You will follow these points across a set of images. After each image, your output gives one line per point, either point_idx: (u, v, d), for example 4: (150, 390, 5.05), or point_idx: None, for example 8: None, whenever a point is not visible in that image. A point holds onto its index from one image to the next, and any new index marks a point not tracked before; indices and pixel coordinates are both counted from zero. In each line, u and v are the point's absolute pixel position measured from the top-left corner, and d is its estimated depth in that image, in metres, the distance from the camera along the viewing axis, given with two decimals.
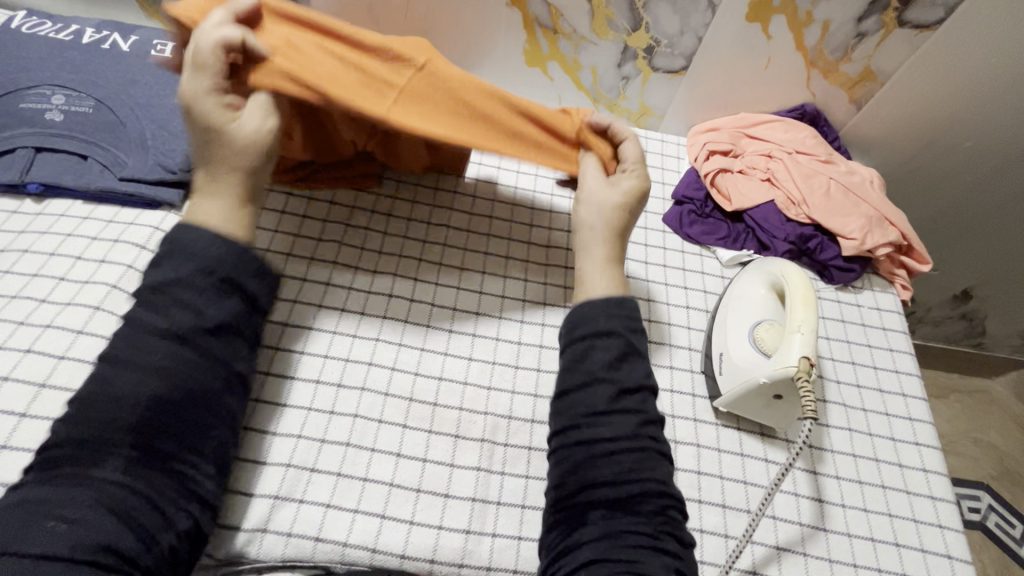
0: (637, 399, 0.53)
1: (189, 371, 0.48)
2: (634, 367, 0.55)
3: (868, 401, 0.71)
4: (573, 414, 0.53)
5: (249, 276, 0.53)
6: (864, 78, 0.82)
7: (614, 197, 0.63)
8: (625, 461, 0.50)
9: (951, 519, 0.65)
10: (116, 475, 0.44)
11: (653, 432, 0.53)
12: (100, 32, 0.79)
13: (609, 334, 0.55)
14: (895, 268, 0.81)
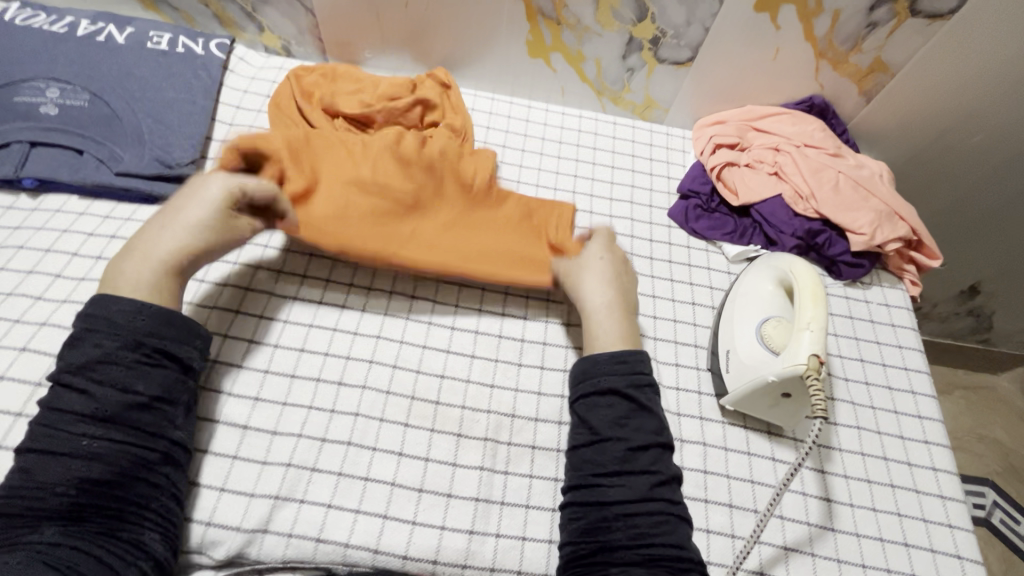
0: (648, 457, 0.55)
1: (122, 446, 0.50)
2: (641, 422, 0.57)
3: (877, 399, 0.70)
4: (586, 472, 0.56)
5: (178, 344, 0.55)
6: (875, 70, 0.80)
7: (600, 271, 0.67)
8: (641, 524, 0.52)
9: (961, 519, 0.64)
10: (55, 537, 0.46)
11: (667, 491, 0.54)
12: (95, 24, 0.78)
13: (611, 392, 0.58)
14: (904, 263, 0.80)
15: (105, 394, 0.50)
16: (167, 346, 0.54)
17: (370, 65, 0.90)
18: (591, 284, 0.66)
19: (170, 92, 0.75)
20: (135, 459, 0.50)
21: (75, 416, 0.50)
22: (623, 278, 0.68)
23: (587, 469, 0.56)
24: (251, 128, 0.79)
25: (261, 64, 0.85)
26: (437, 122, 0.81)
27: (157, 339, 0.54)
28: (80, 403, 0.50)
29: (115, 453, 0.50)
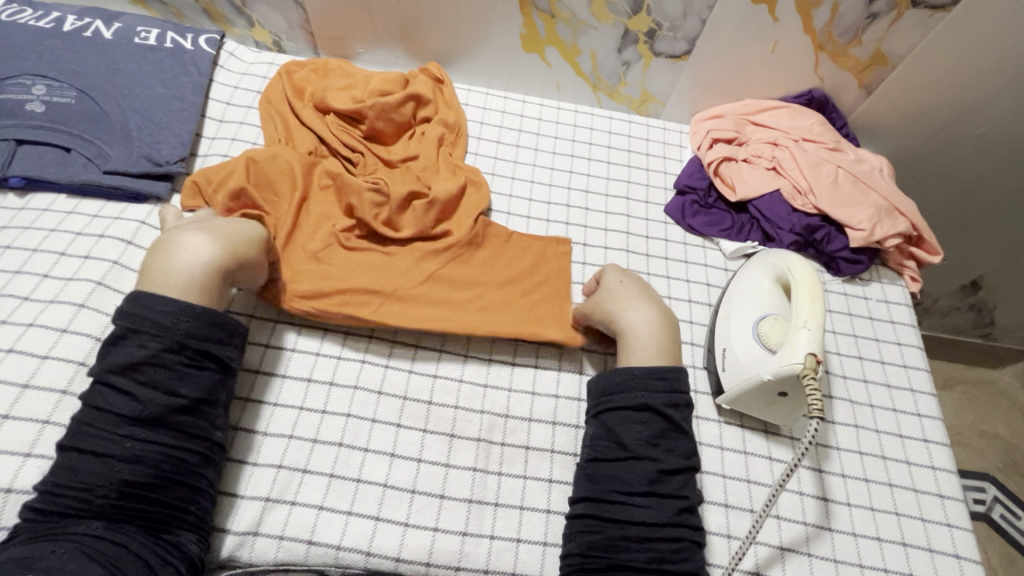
0: (677, 481, 0.55)
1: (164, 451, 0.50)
2: (674, 445, 0.56)
3: (876, 397, 0.69)
4: (609, 488, 0.55)
5: (219, 343, 0.54)
6: (875, 62, 0.79)
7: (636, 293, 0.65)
8: (659, 549, 0.52)
9: (959, 517, 0.63)
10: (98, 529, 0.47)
11: (690, 519, 0.55)
12: (82, 20, 0.77)
13: (649, 412, 0.57)
14: (904, 259, 0.79)
15: (146, 397, 0.50)
16: (209, 347, 0.53)
17: (363, 60, 0.89)
18: (631, 301, 0.64)
19: (159, 88, 0.74)
20: (175, 460, 0.50)
21: (104, 418, 0.49)
22: (657, 297, 0.67)
23: (610, 484, 0.55)
24: (241, 125, 0.78)
25: (251, 60, 0.84)
26: (429, 118, 0.80)
27: (201, 340, 0.53)
28: (125, 403, 0.50)
29: (156, 456, 0.50)
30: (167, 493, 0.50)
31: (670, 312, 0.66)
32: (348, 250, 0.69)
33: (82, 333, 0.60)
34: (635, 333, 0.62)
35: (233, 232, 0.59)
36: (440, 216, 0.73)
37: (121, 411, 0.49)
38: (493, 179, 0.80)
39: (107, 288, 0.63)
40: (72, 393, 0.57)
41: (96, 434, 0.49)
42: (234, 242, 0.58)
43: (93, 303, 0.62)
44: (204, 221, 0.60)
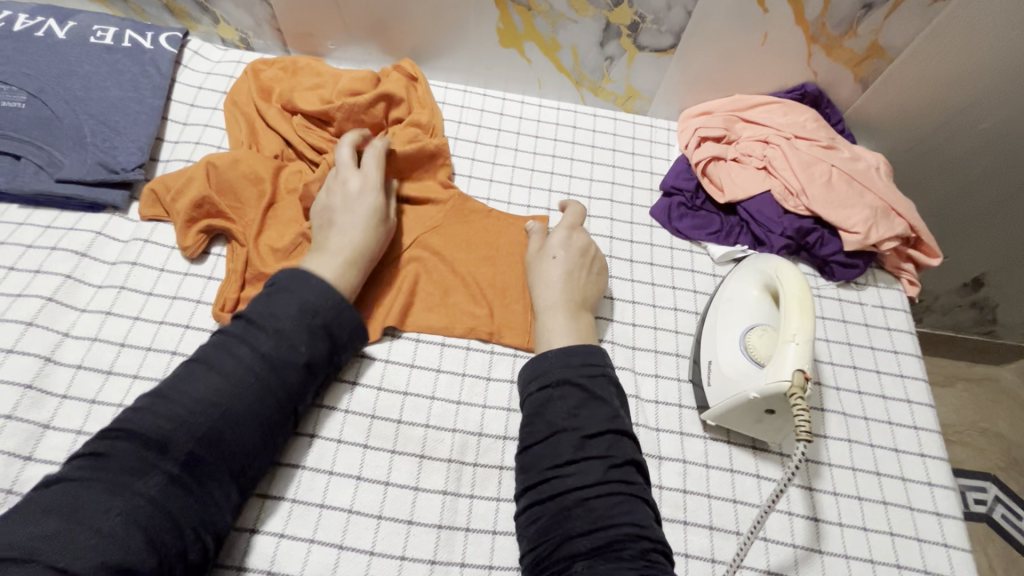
0: (603, 442, 0.52)
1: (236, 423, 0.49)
2: (595, 410, 0.53)
3: (870, 409, 0.66)
4: (539, 468, 0.52)
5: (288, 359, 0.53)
6: (871, 55, 0.75)
7: (553, 273, 0.64)
8: (599, 508, 0.49)
9: (957, 537, 0.60)
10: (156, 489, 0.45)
11: (625, 474, 0.51)
12: (35, 18, 0.73)
13: (565, 383, 0.55)
14: (902, 262, 0.75)
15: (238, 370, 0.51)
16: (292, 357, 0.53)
17: (335, 57, 0.85)
18: (547, 280, 0.63)
19: (115, 91, 0.71)
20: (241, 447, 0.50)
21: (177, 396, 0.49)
22: (587, 273, 0.65)
23: (541, 463, 0.52)
24: (205, 128, 0.75)
25: (217, 58, 0.81)
26: (401, 119, 0.76)
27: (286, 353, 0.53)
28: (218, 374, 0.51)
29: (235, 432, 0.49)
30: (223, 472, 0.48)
31: (594, 292, 0.65)
32: None
33: (30, 353, 0.57)
34: (549, 314, 0.61)
35: (358, 223, 0.62)
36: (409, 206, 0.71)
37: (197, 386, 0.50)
38: (470, 182, 0.76)
39: (59, 304, 0.60)
40: (17, 418, 0.54)
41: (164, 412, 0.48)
42: (362, 240, 0.62)
43: (43, 320, 0.59)
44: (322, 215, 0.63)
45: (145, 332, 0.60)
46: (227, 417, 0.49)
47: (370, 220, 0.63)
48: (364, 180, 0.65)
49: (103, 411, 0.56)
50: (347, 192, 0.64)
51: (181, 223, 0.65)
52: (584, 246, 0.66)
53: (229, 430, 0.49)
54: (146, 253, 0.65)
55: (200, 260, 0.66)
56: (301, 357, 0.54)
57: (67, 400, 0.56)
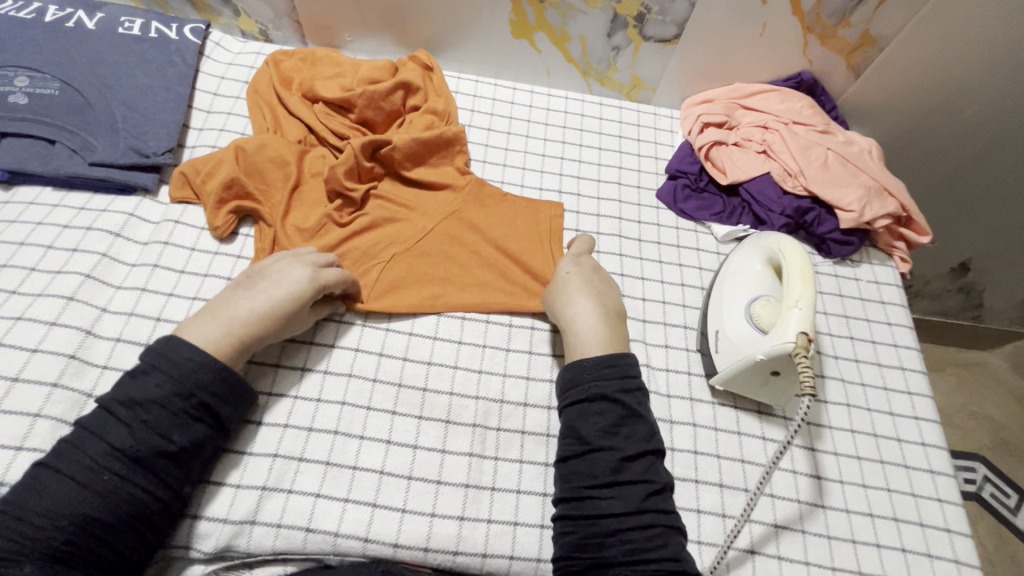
0: (640, 466, 0.54)
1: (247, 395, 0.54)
2: (633, 430, 0.55)
3: (867, 376, 0.70)
4: (575, 485, 0.54)
5: None
6: (863, 44, 0.80)
7: (577, 286, 0.65)
8: (635, 539, 0.51)
9: (950, 493, 0.64)
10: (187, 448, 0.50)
11: (661, 502, 0.53)
12: (65, 10, 0.76)
13: (603, 400, 0.56)
14: (894, 240, 0.79)
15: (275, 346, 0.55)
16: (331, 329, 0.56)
17: (350, 49, 0.89)
18: (573, 293, 0.64)
19: (144, 78, 0.74)
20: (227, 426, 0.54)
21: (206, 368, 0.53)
22: (605, 284, 0.66)
23: (577, 480, 0.54)
24: (228, 115, 0.77)
25: (238, 49, 0.84)
26: (418, 106, 0.79)
27: None
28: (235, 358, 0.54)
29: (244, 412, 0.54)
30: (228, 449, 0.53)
31: (616, 301, 0.65)
32: (344, 227, 0.70)
33: (72, 325, 0.59)
34: (580, 319, 0.62)
35: (270, 301, 0.57)
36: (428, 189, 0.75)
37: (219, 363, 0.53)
38: (484, 166, 0.80)
39: (96, 281, 0.63)
40: (63, 386, 0.56)
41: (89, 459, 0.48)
42: (263, 316, 0.57)
43: (83, 296, 0.61)
44: (249, 272, 0.60)
45: (179, 307, 0.63)
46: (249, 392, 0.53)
47: (280, 304, 0.58)
48: (313, 266, 0.61)
49: None
50: (280, 269, 0.60)
51: (211, 204, 0.67)
52: (595, 267, 0.68)
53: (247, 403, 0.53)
54: (178, 233, 0.67)
55: (229, 240, 0.69)
56: None
57: (108, 370, 0.58)
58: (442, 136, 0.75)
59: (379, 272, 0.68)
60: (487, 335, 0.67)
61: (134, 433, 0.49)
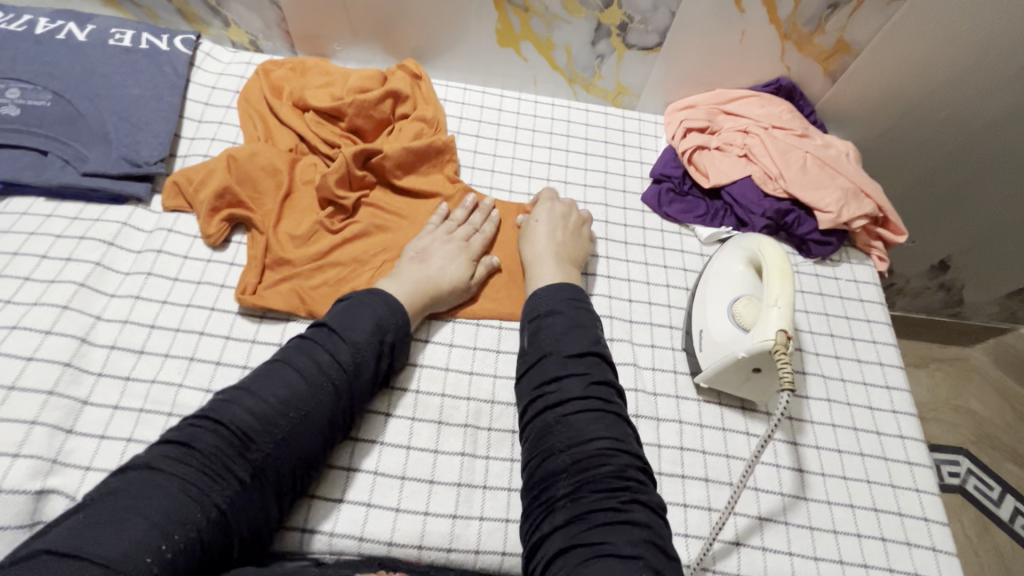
0: (583, 363, 0.56)
1: (328, 409, 0.55)
2: (578, 334, 0.58)
3: (847, 371, 0.72)
4: (528, 390, 0.57)
5: (366, 328, 0.59)
6: (838, 50, 0.82)
7: (540, 230, 0.71)
8: (578, 425, 0.53)
9: (927, 482, 0.66)
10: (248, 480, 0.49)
11: (603, 392, 0.55)
12: (55, 22, 0.77)
13: (553, 313, 0.60)
14: (871, 240, 0.81)
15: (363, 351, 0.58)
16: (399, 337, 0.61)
17: (340, 58, 0.90)
18: (535, 236, 0.70)
19: (135, 90, 0.75)
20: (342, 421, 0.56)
21: (304, 389, 0.54)
22: (572, 233, 0.72)
23: (531, 385, 0.57)
24: (219, 124, 0.79)
25: (228, 60, 0.85)
26: (408, 114, 0.80)
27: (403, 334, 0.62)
28: (345, 354, 0.57)
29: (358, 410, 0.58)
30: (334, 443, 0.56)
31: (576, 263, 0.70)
32: (336, 233, 0.71)
33: (67, 334, 0.60)
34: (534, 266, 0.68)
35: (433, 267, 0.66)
36: (418, 196, 0.77)
37: (275, 398, 0.52)
38: (473, 172, 0.82)
39: (90, 289, 0.64)
40: (58, 393, 0.57)
41: (271, 392, 0.53)
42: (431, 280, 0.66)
43: (77, 304, 0.62)
44: (414, 248, 0.69)
45: (173, 315, 0.64)
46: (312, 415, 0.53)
47: (440, 267, 0.67)
48: (460, 240, 0.71)
49: (138, 387, 0.59)
50: (445, 250, 0.69)
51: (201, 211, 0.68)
52: (566, 212, 0.73)
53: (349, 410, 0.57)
54: (170, 241, 0.68)
55: (222, 248, 0.70)
56: (388, 339, 0.60)
57: (103, 377, 0.59)
58: (431, 143, 0.77)
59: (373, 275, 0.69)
60: (478, 338, 0.68)
61: (296, 380, 0.54)
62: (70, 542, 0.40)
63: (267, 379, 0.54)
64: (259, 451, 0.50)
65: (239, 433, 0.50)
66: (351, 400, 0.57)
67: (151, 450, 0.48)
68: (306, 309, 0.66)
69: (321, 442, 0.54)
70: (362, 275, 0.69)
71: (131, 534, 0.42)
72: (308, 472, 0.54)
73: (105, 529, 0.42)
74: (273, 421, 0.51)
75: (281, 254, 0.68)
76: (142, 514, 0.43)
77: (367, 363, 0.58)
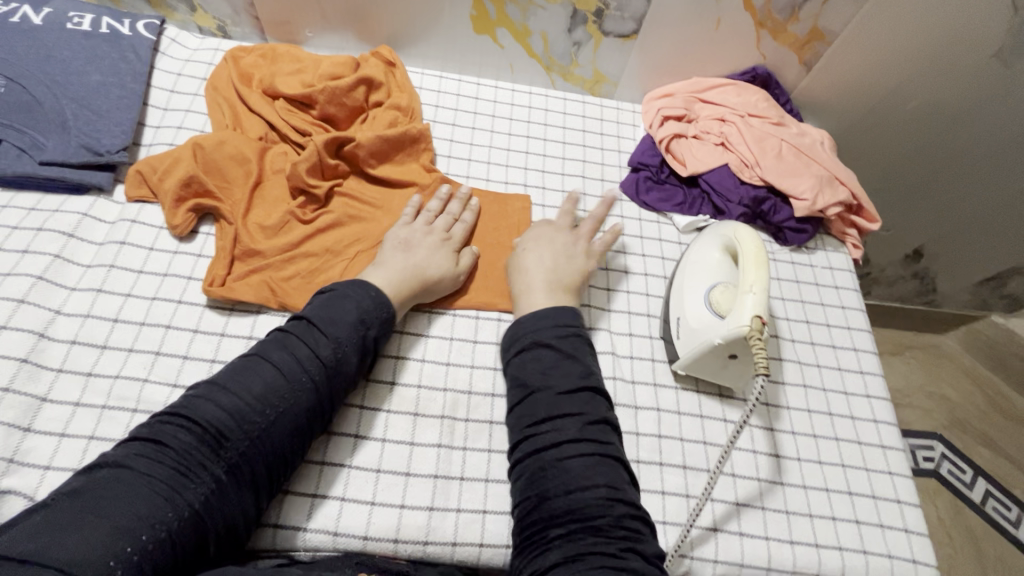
0: (577, 400, 0.55)
1: (307, 401, 0.53)
2: (567, 370, 0.57)
3: (822, 358, 0.73)
4: (520, 426, 0.56)
5: (348, 323, 0.57)
6: (813, 39, 0.83)
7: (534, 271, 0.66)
8: (573, 468, 0.51)
9: (899, 466, 0.67)
10: (223, 475, 0.48)
11: (599, 433, 0.54)
12: (9, 5, 0.74)
13: (539, 346, 0.59)
14: (846, 227, 0.82)
15: (343, 342, 0.56)
16: (381, 330, 0.60)
17: (312, 45, 0.88)
18: (524, 269, 0.66)
19: (95, 75, 0.72)
20: (322, 414, 0.55)
21: (281, 382, 0.53)
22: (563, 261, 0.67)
23: (523, 423, 0.56)
24: (186, 112, 0.76)
25: (195, 46, 0.82)
26: (382, 102, 0.79)
27: (385, 326, 0.60)
28: (325, 346, 0.55)
29: (338, 403, 0.57)
30: (313, 434, 0.55)
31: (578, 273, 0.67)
32: (308, 223, 0.69)
33: (23, 329, 0.58)
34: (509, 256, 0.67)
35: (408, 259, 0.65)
36: (393, 185, 0.75)
37: (250, 393, 0.51)
38: (449, 161, 0.80)
39: (49, 282, 0.61)
40: (15, 390, 0.55)
41: (245, 387, 0.51)
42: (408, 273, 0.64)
43: (35, 298, 0.60)
44: (397, 237, 0.67)
45: (137, 308, 0.62)
46: (288, 410, 0.52)
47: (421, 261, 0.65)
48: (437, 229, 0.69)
49: (100, 383, 0.57)
50: (427, 243, 0.67)
51: (167, 206, 0.66)
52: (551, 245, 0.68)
53: (329, 403, 0.55)
54: (135, 233, 0.66)
55: (189, 239, 0.67)
56: (369, 332, 0.59)
57: (63, 374, 0.57)
58: (405, 131, 0.76)
59: (348, 264, 0.68)
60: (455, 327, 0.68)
61: (270, 376, 0.52)
62: (26, 545, 0.39)
63: (244, 374, 0.52)
64: (234, 448, 0.49)
65: (211, 430, 0.49)
66: (332, 395, 0.56)
67: (122, 447, 0.47)
68: (276, 299, 0.64)
69: (300, 436, 0.53)
70: (337, 264, 0.67)
71: (92, 536, 0.40)
72: (287, 468, 0.53)
73: (66, 531, 0.40)
74: (249, 418, 0.50)
75: (251, 245, 0.66)
76: (104, 516, 0.42)
77: (348, 358, 0.57)
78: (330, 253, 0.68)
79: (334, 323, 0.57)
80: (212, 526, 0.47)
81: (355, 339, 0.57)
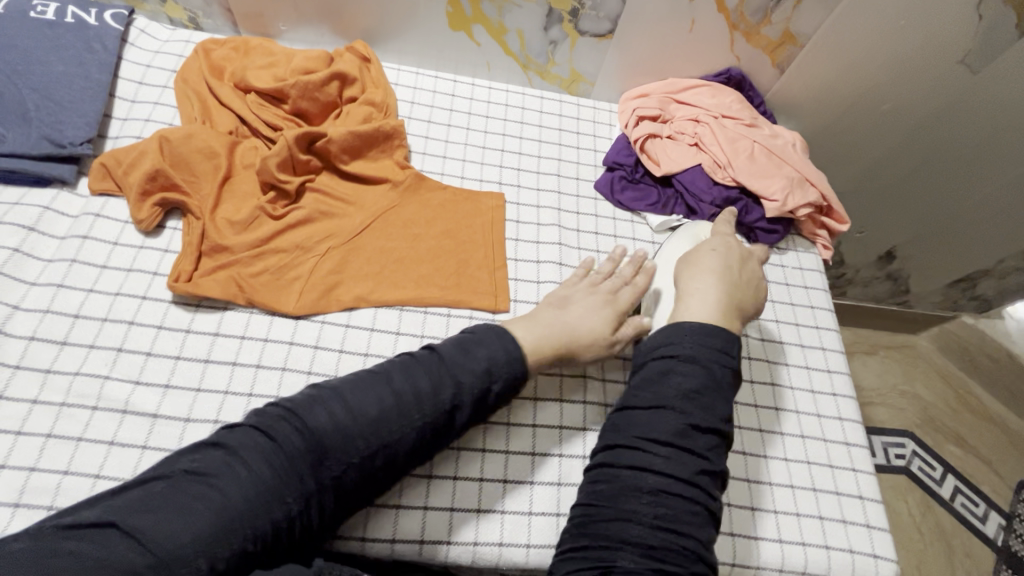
0: (704, 441, 0.52)
1: (411, 441, 0.52)
2: (711, 403, 0.53)
3: (790, 356, 0.74)
4: (631, 434, 0.53)
5: (473, 372, 0.55)
6: (785, 42, 0.84)
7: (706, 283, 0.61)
8: (671, 506, 0.49)
9: (863, 462, 0.69)
10: (315, 490, 0.47)
11: (709, 484, 0.51)
12: None
13: (690, 363, 0.54)
14: (817, 228, 0.83)
15: (461, 385, 0.54)
16: (506, 381, 0.57)
17: (287, 39, 0.87)
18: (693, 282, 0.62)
19: (59, 64, 0.71)
20: (423, 453, 0.53)
21: (393, 412, 0.51)
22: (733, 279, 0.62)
23: (632, 432, 0.53)
24: (154, 105, 0.75)
25: (165, 37, 0.81)
26: (356, 98, 0.78)
27: (514, 380, 0.57)
28: (445, 386, 0.54)
29: (441, 444, 0.55)
30: (409, 468, 0.53)
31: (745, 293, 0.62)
32: (278, 219, 0.69)
33: None
34: None
35: None
36: (365, 181, 0.74)
37: (364, 417, 0.50)
38: (425, 159, 0.80)
39: (8, 277, 0.60)
40: None
41: (362, 407, 0.51)
42: None
43: None
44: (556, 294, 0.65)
45: (100, 304, 0.61)
46: (394, 444, 0.51)
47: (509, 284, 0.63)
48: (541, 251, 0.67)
49: (59, 380, 0.56)
50: (589, 296, 0.64)
51: (133, 201, 0.65)
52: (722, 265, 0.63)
53: (434, 442, 0.54)
54: (98, 227, 0.65)
55: (156, 233, 0.66)
56: (491, 379, 0.56)
57: (20, 371, 0.56)
58: (379, 127, 0.75)
59: (317, 260, 0.67)
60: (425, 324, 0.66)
61: (383, 407, 0.51)
62: (132, 517, 0.41)
63: (363, 392, 0.52)
64: (333, 466, 0.48)
65: (320, 443, 0.48)
66: (436, 436, 0.54)
67: (238, 433, 0.48)
68: (242, 295, 0.63)
69: (396, 470, 0.52)
70: (305, 260, 0.67)
71: (194, 523, 0.41)
72: (371, 493, 0.52)
73: (172, 511, 0.41)
74: (357, 441, 0.49)
75: (218, 241, 0.65)
76: (210, 501, 0.43)
77: (464, 404, 0.54)
78: (299, 249, 0.67)
79: (461, 367, 0.55)
80: (288, 536, 0.46)
81: (475, 386, 0.55)
